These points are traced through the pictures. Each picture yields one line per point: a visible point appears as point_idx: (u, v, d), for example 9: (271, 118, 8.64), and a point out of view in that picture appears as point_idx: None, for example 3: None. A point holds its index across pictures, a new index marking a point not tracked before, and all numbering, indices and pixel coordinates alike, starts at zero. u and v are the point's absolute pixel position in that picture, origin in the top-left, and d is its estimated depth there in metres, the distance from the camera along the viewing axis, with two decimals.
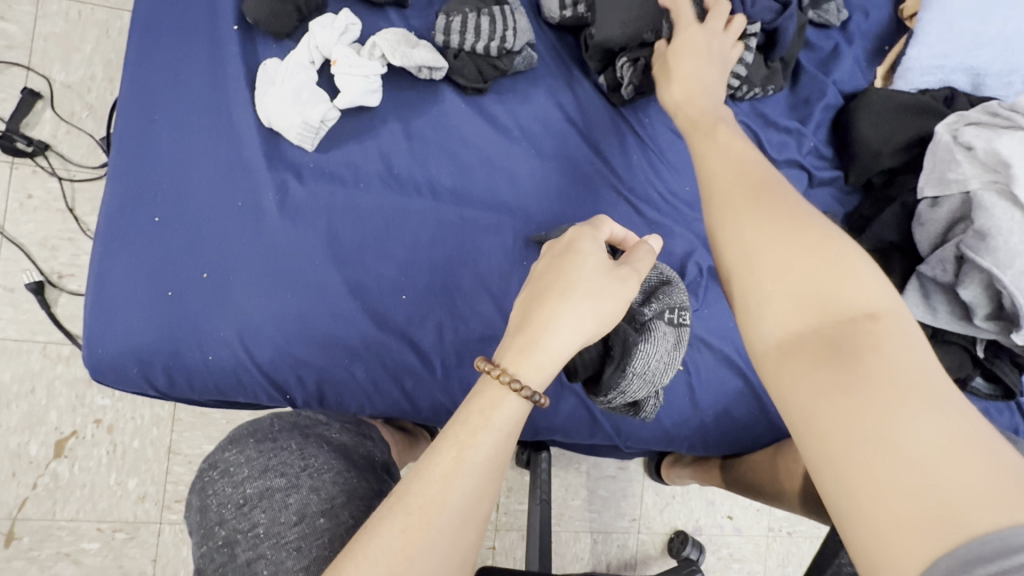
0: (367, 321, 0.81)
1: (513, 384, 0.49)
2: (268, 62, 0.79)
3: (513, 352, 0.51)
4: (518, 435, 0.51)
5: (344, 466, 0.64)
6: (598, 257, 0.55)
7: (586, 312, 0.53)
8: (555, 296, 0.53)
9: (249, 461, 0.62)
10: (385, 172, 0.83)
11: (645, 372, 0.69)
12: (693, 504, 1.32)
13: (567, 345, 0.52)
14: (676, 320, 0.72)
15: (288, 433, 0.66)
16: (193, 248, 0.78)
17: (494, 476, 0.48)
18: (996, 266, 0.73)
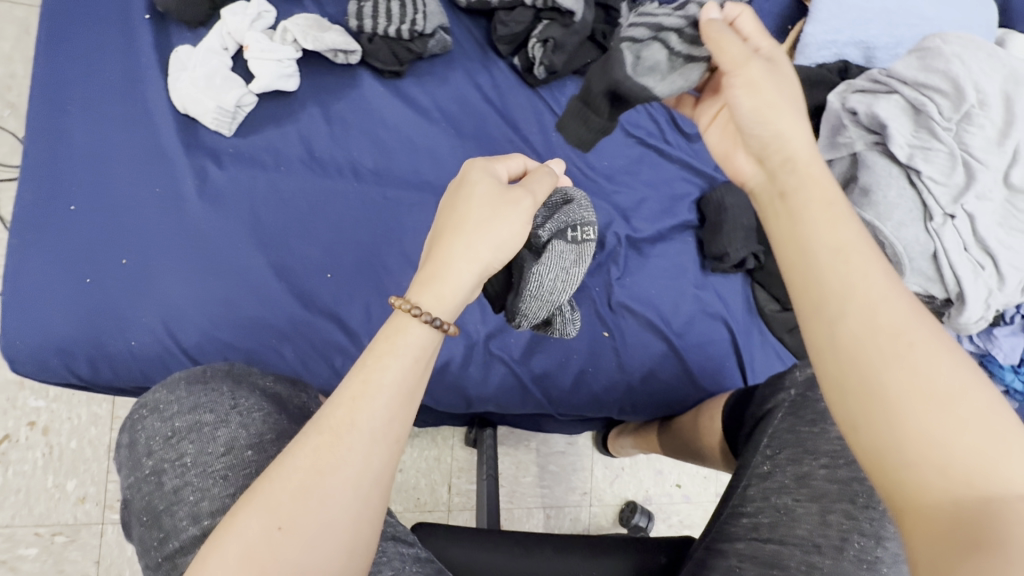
0: (293, 301, 0.82)
1: (416, 313, 0.51)
2: (180, 49, 0.80)
3: (416, 284, 0.54)
4: (428, 362, 0.53)
5: (277, 409, 0.60)
6: (490, 184, 0.59)
7: (477, 243, 0.55)
8: (453, 231, 0.56)
9: (178, 399, 0.58)
10: (306, 155, 0.85)
11: (542, 292, 0.72)
12: (642, 474, 1.36)
13: (465, 273, 0.55)
14: (578, 236, 0.76)
15: (218, 375, 0.61)
16: (112, 236, 0.78)
17: (405, 403, 0.50)
18: (878, 218, 0.78)
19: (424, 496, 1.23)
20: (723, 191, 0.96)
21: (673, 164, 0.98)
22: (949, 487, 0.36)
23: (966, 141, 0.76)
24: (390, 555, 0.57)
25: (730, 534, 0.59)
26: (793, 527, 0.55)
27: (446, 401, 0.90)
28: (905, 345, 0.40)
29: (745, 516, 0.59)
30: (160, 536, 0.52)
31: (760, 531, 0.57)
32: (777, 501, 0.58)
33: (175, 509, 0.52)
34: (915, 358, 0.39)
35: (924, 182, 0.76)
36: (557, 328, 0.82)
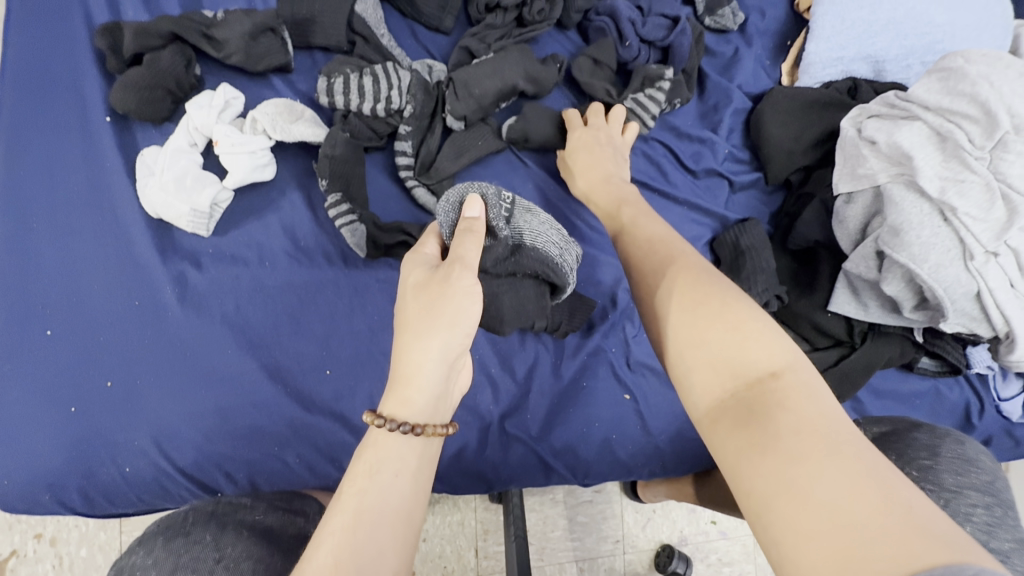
0: (291, 404, 0.77)
1: (386, 426, 0.51)
2: (147, 151, 0.74)
3: (388, 395, 0.54)
4: (416, 476, 0.53)
5: (266, 549, 0.58)
6: (420, 272, 0.58)
7: (424, 327, 0.54)
8: (404, 327, 0.55)
9: (157, 563, 0.54)
10: (291, 246, 0.79)
11: (555, 242, 0.74)
12: (674, 514, 1.30)
13: (428, 363, 0.53)
14: (507, 203, 0.70)
15: (204, 525, 0.59)
16: (93, 358, 0.73)
17: (396, 520, 0.49)
18: (912, 261, 0.71)
19: (451, 563, 1.18)
20: (736, 232, 0.90)
21: (680, 206, 0.92)
22: (735, 442, 0.44)
23: (1002, 171, 0.68)
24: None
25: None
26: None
27: (464, 487, 0.84)
28: (688, 337, 0.51)
29: None
30: None
31: None
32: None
33: None
34: (703, 355, 0.49)
35: (960, 219, 0.70)
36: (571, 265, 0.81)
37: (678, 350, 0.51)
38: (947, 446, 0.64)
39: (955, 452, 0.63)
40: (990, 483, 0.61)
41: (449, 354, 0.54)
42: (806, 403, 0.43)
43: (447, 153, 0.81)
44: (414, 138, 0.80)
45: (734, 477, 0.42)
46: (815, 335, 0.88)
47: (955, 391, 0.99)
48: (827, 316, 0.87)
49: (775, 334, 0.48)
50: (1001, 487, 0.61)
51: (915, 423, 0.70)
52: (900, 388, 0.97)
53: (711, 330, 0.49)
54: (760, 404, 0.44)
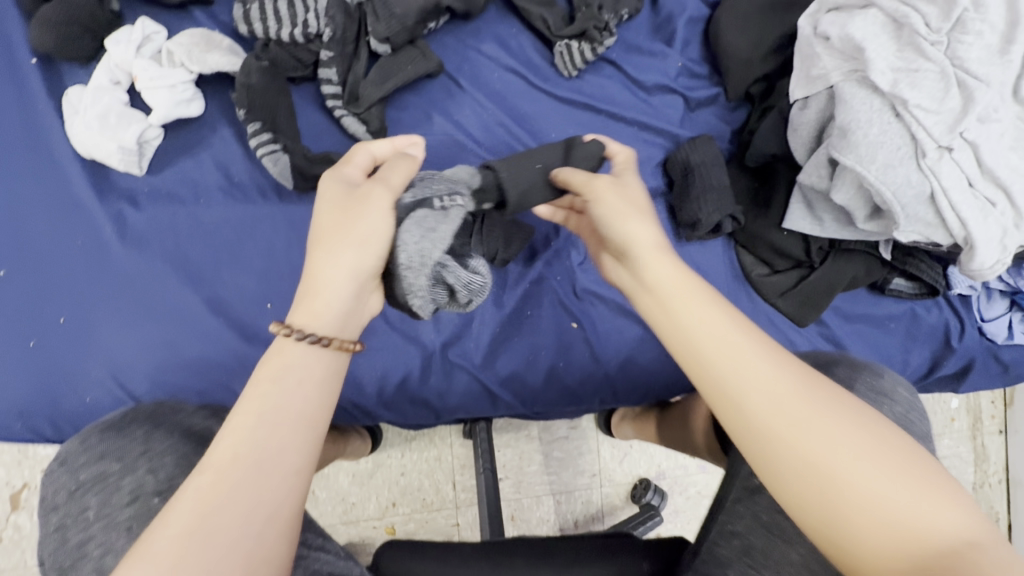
0: (235, 337, 0.79)
1: (293, 335, 0.51)
2: (72, 90, 0.75)
3: (296, 306, 0.53)
4: (326, 386, 0.51)
5: (196, 449, 0.59)
6: (339, 190, 0.56)
7: (332, 246, 0.53)
8: (315, 241, 0.54)
9: (87, 449, 0.58)
10: (225, 181, 0.80)
11: (411, 260, 0.56)
12: (652, 449, 1.30)
13: (340, 282, 0.52)
14: (444, 202, 0.61)
15: (135, 420, 0.60)
16: (47, 296, 0.77)
17: (301, 424, 0.49)
18: (859, 163, 0.66)
19: (430, 495, 1.23)
20: (688, 148, 0.85)
21: (629, 126, 0.87)
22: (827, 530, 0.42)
23: (960, 55, 0.63)
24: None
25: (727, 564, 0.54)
26: (786, 552, 0.53)
27: (412, 416, 0.86)
28: (849, 492, 0.42)
29: (736, 537, 0.56)
30: None
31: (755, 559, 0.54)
32: (762, 518, 0.56)
33: (82, 564, 0.52)
34: (826, 468, 0.43)
35: (911, 112, 0.64)
36: (467, 284, 0.61)
37: (823, 496, 0.43)
38: (861, 376, 0.58)
39: (868, 383, 0.57)
40: (905, 414, 0.56)
41: (361, 272, 0.53)
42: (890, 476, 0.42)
43: (374, 79, 0.79)
44: (337, 64, 0.78)
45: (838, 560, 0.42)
46: (773, 257, 0.84)
47: (933, 313, 0.93)
48: (783, 235, 0.82)
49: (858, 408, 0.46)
50: (916, 417, 0.57)
51: (835, 356, 0.63)
52: (872, 311, 0.92)
53: (875, 498, 0.42)
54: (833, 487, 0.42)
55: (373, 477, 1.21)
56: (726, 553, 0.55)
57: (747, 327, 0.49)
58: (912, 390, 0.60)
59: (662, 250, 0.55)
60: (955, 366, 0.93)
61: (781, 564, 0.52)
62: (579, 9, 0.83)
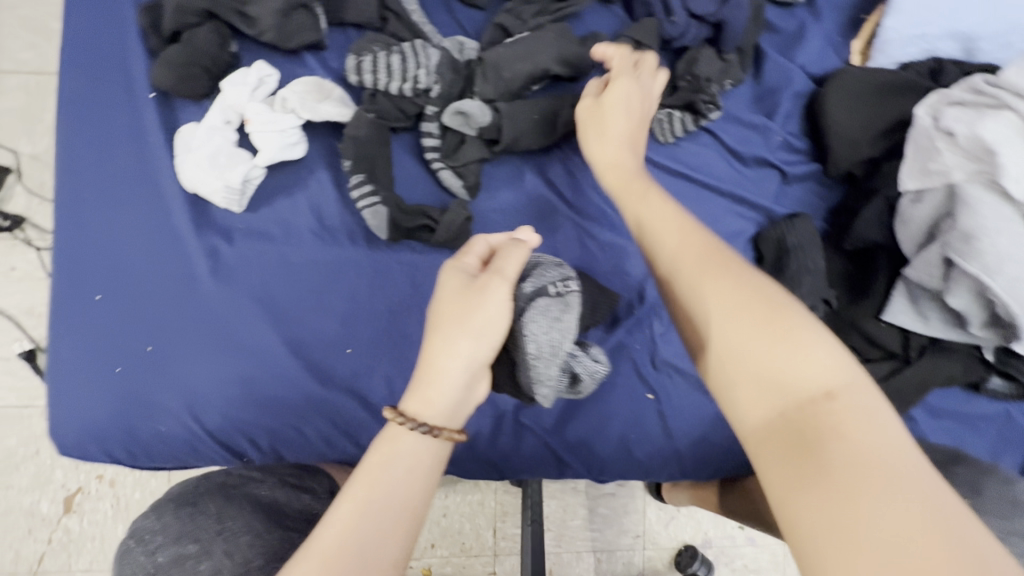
0: (310, 380, 0.79)
1: (405, 424, 0.50)
2: (185, 128, 0.77)
3: (409, 394, 0.52)
4: (429, 475, 0.51)
5: (267, 526, 0.58)
6: (458, 278, 0.55)
7: (450, 338, 0.52)
8: (433, 325, 0.53)
9: (163, 528, 0.58)
10: (317, 225, 0.81)
11: (541, 352, 0.57)
12: (700, 515, 1.26)
13: (454, 371, 0.51)
14: (560, 289, 0.61)
15: (211, 495, 0.61)
16: (136, 325, 0.78)
17: (403, 520, 0.48)
18: (986, 272, 0.65)
19: (469, 540, 1.20)
20: (783, 227, 0.83)
21: (722, 198, 0.85)
22: (780, 469, 0.42)
23: None
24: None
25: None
26: None
27: (476, 473, 0.84)
28: (820, 433, 0.42)
29: None
30: None
31: None
32: None
33: None
34: (782, 387, 0.45)
35: None
36: (591, 371, 0.63)
37: (791, 440, 0.43)
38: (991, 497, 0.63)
39: (1001, 494, 0.64)
40: None
41: (475, 362, 0.52)
42: (860, 425, 0.42)
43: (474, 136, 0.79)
44: (440, 118, 0.79)
45: (781, 508, 0.42)
46: (865, 347, 0.79)
47: None
48: (881, 326, 0.78)
49: (835, 349, 0.45)
50: None
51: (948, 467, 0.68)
52: (964, 410, 0.86)
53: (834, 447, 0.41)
54: (807, 428, 0.43)
55: None
56: None
57: (731, 271, 0.52)
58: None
59: (674, 218, 0.61)
60: None
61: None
62: (682, 78, 0.82)
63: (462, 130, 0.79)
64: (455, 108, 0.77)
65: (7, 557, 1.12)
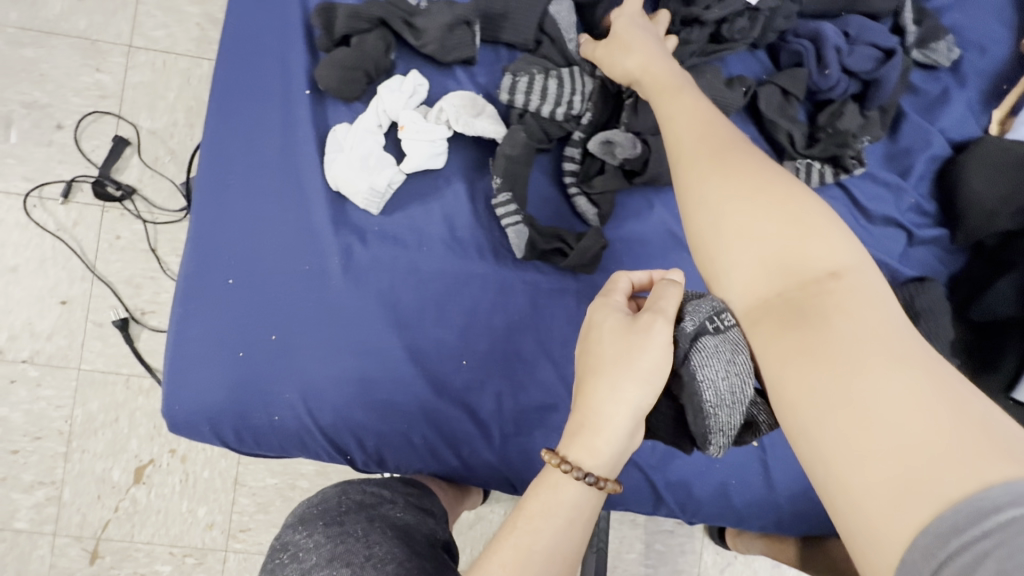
0: (426, 387, 0.80)
1: (571, 471, 0.51)
2: (339, 127, 0.78)
3: (570, 438, 0.53)
4: (582, 521, 0.52)
5: (405, 547, 0.62)
6: (618, 317, 0.55)
7: (612, 388, 0.52)
8: (591, 371, 0.53)
9: (316, 544, 0.60)
10: (448, 235, 0.81)
11: (722, 399, 0.54)
12: (757, 565, 1.23)
13: (621, 419, 0.52)
14: (728, 325, 0.53)
15: (353, 516, 0.64)
16: (262, 312, 0.79)
17: (560, 567, 0.50)
18: None
19: None
20: (913, 290, 0.82)
21: None
22: (787, 350, 0.45)
23: None
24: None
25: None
26: None
27: None
28: (823, 306, 0.45)
29: None
30: None
31: None
32: None
33: None
34: (790, 269, 0.48)
35: None
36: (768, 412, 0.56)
37: (796, 323, 0.46)
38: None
39: None
40: None
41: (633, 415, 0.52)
42: (870, 313, 0.44)
43: (614, 165, 0.80)
44: (584, 144, 0.80)
45: (786, 395, 0.44)
46: None
47: None
48: (1008, 403, 0.78)
49: (846, 237, 0.49)
50: None
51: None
52: None
53: (821, 313, 0.45)
54: (811, 306, 0.46)
55: (472, 529, 1.12)
56: None
57: (749, 156, 0.54)
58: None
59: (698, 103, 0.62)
60: None
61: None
62: (823, 129, 0.83)
63: (604, 158, 0.79)
64: (605, 137, 0.78)
65: (72, 520, 1.13)
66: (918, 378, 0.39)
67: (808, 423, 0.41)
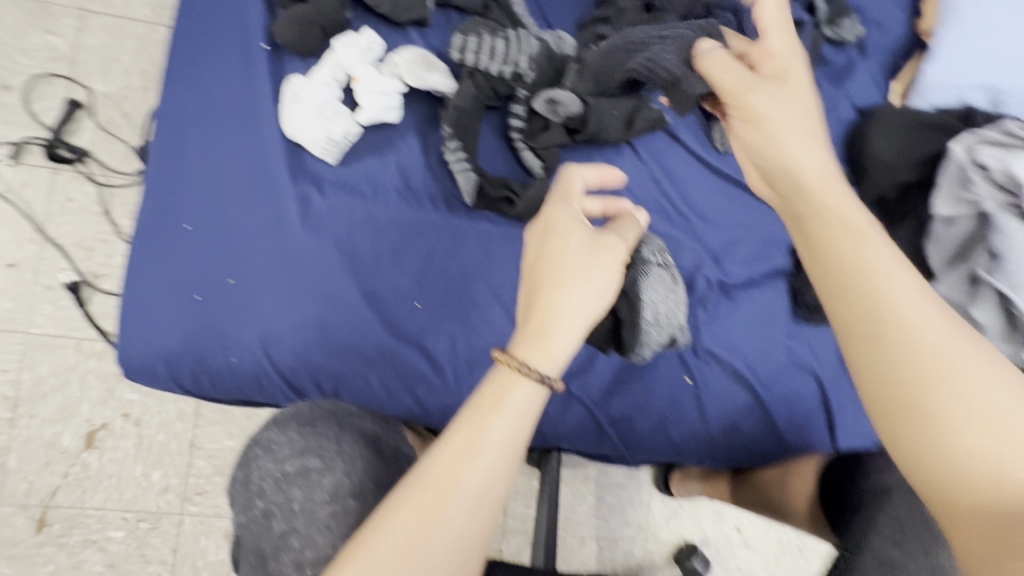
0: (382, 329, 0.83)
1: (524, 371, 0.55)
2: (294, 77, 0.81)
3: (519, 340, 0.57)
4: (532, 420, 0.57)
5: (372, 453, 0.67)
6: (578, 233, 0.61)
7: (565, 295, 0.58)
8: (548, 280, 0.58)
9: (289, 441, 0.66)
10: (403, 185, 0.86)
11: (658, 317, 0.73)
12: (700, 515, 1.31)
13: (572, 326, 0.57)
14: (663, 263, 0.75)
15: (324, 420, 0.68)
16: (220, 258, 0.81)
17: (508, 460, 0.54)
18: (1012, 288, 0.73)
19: None
20: None
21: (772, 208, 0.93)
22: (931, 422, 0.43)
23: None
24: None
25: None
26: None
27: None
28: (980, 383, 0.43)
29: None
30: None
31: None
32: None
33: (282, 554, 0.59)
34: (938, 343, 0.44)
35: None
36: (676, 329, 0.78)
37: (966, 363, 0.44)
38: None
39: None
40: None
41: (581, 315, 0.58)
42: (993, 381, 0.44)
43: (558, 123, 0.86)
44: (529, 103, 0.86)
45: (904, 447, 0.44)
46: None
47: None
48: None
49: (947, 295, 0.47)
50: None
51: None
52: None
53: (918, 338, 0.45)
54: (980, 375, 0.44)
55: None
56: None
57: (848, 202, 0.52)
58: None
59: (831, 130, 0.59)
60: None
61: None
62: None
63: (548, 116, 0.85)
64: (548, 96, 0.84)
65: (17, 488, 1.10)
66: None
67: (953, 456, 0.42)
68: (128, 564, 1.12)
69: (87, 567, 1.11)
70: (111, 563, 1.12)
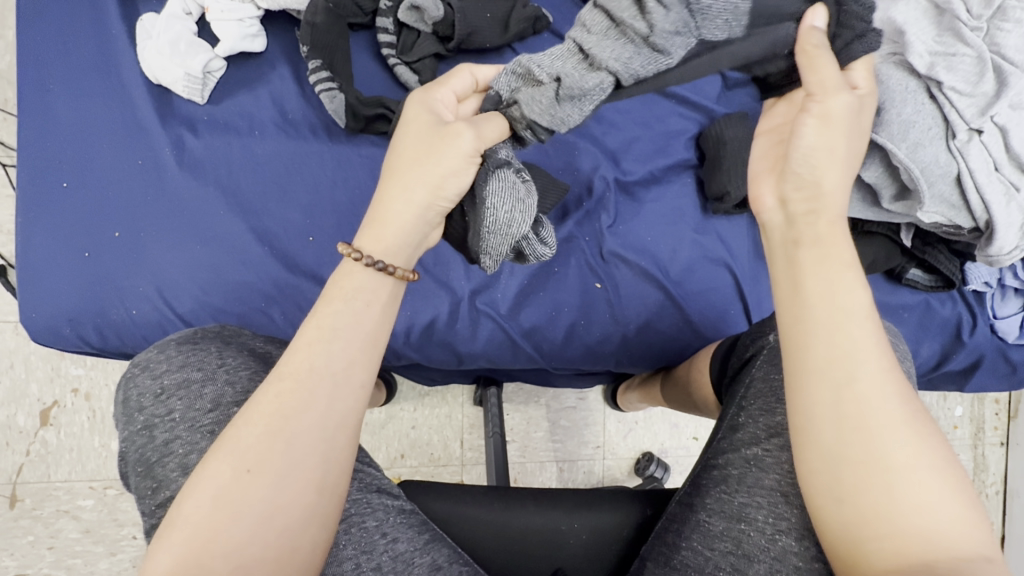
0: (277, 266, 0.82)
1: (360, 259, 0.55)
2: (145, 17, 0.82)
3: (363, 233, 0.57)
4: (378, 307, 0.55)
5: (263, 368, 0.64)
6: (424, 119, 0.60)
7: (406, 177, 0.58)
8: (390, 174, 0.59)
9: (168, 358, 0.62)
10: (279, 117, 0.84)
11: (497, 226, 0.60)
12: (656, 428, 1.33)
13: (402, 216, 0.57)
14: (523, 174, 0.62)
15: (210, 338, 0.65)
16: (104, 211, 0.80)
17: (363, 346, 0.53)
18: (890, 140, 0.70)
19: (438, 451, 1.26)
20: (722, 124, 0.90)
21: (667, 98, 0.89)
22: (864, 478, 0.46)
23: (998, 42, 0.68)
24: (376, 506, 0.61)
25: (705, 490, 0.63)
26: (760, 477, 0.59)
27: (436, 357, 0.90)
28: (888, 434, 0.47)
29: (716, 468, 0.63)
30: (152, 486, 0.56)
31: (728, 483, 0.61)
32: (745, 454, 0.61)
33: (168, 460, 0.56)
34: (874, 424, 0.47)
35: (946, 93, 0.69)
36: (535, 254, 0.69)
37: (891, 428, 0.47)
38: None
39: None
40: None
41: (430, 208, 0.58)
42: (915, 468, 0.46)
43: (428, 32, 0.84)
44: (394, 14, 0.84)
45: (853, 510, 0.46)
46: None
47: (947, 306, 0.94)
48: None
49: (887, 369, 0.49)
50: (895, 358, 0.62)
51: None
52: (888, 299, 0.93)
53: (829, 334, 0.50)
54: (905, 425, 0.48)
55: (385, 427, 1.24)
56: (727, 471, 0.62)
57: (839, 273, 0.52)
58: (895, 335, 0.65)
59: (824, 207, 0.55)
60: (964, 361, 0.95)
61: (752, 487, 0.59)
62: None
63: (416, 26, 0.84)
64: (409, 3, 0.82)
65: None
66: (939, 486, 0.46)
67: (878, 505, 0.46)
68: (103, 528, 1.17)
69: (64, 534, 1.16)
70: (86, 530, 1.16)
